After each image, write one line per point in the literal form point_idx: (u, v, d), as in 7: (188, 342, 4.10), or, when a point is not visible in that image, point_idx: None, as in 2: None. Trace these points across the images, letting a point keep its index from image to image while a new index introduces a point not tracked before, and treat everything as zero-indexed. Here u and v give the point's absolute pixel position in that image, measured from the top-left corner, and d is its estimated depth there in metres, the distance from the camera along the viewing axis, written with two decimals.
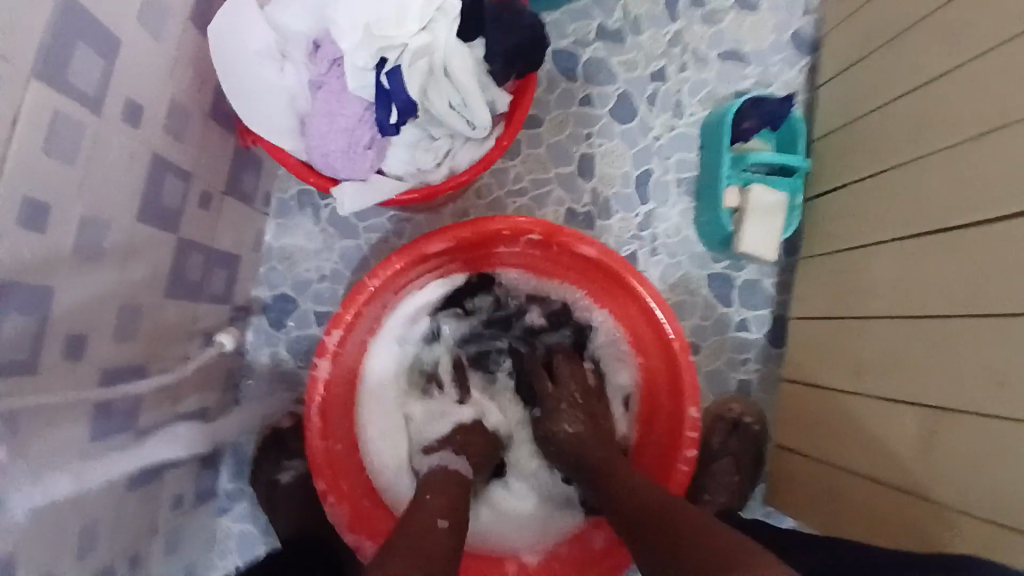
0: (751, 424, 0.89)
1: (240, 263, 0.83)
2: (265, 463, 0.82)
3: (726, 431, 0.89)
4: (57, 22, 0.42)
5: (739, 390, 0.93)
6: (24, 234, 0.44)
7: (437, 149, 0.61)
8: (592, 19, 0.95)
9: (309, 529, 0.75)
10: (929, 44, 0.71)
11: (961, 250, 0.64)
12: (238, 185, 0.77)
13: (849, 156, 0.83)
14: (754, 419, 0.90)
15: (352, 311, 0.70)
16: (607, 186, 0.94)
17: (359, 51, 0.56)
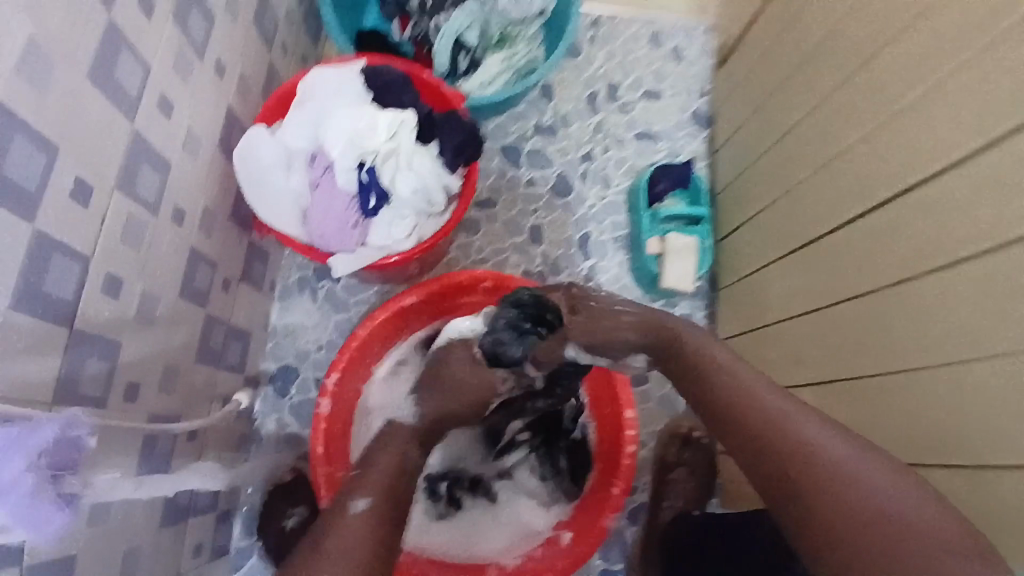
0: (700, 437, 1.04)
1: (251, 339, 0.98)
2: (274, 512, 0.94)
3: (679, 446, 1.04)
4: (130, 151, 0.62)
5: (689, 410, 1.08)
6: (103, 300, 0.60)
7: (408, 224, 0.79)
8: (529, 119, 1.18)
9: None
10: (783, 108, 0.94)
11: (821, 256, 0.82)
12: (250, 272, 0.94)
13: (744, 201, 1.04)
14: (702, 432, 1.05)
15: (347, 356, 0.84)
16: (555, 248, 1.14)
17: (344, 156, 0.76)
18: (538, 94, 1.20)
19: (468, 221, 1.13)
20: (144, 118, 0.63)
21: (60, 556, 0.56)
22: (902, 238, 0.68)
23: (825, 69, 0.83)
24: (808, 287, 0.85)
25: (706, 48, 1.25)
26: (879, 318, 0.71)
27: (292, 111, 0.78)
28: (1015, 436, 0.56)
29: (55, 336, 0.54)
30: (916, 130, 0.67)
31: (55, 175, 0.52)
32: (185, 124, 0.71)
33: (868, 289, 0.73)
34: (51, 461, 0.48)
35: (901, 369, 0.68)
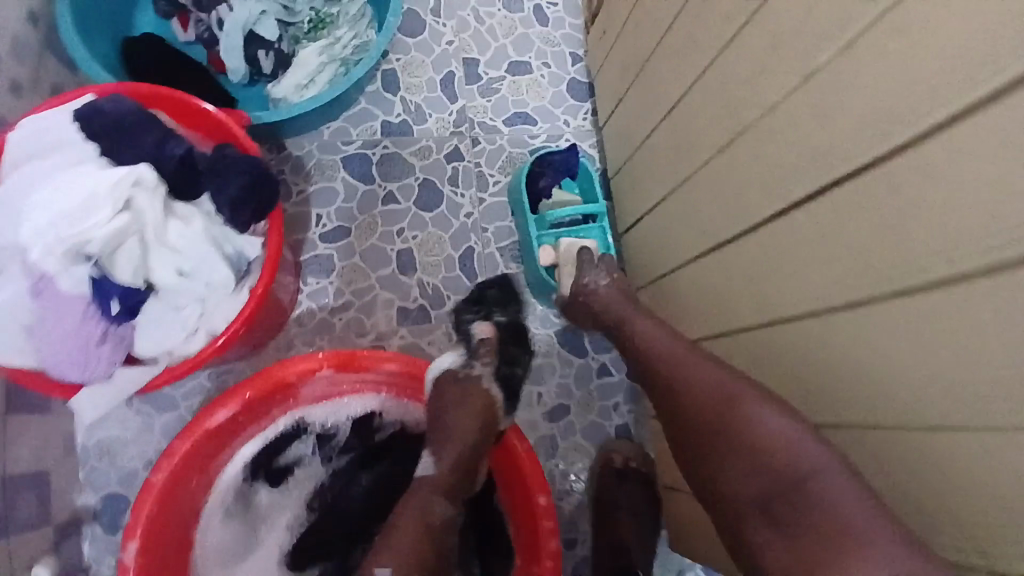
0: (637, 469, 0.89)
1: (52, 475, 0.74)
2: None
3: (616, 485, 0.88)
4: None
5: (619, 436, 0.93)
6: None
7: (186, 319, 0.59)
8: (373, 119, 0.96)
9: None
10: (664, 75, 0.74)
11: (732, 266, 0.65)
12: (22, 397, 0.69)
13: (638, 189, 0.86)
14: (639, 462, 0.90)
15: (146, 513, 0.61)
16: (432, 275, 0.93)
17: (50, 255, 0.51)
18: (378, 86, 0.97)
19: (316, 262, 0.90)
20: None
21: None
22: (819, 258, 0.51)
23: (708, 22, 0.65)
24: (717, 300, 0.68)
25: (574, 2, 1.05)
26: (813, 360, 0.54)
27: None
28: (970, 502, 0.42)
29: None
30: (829, 109, 0.48)
31: None
32: None
33: (793, 317, 0.56)
34: None
35: (846, 424, 0.52)
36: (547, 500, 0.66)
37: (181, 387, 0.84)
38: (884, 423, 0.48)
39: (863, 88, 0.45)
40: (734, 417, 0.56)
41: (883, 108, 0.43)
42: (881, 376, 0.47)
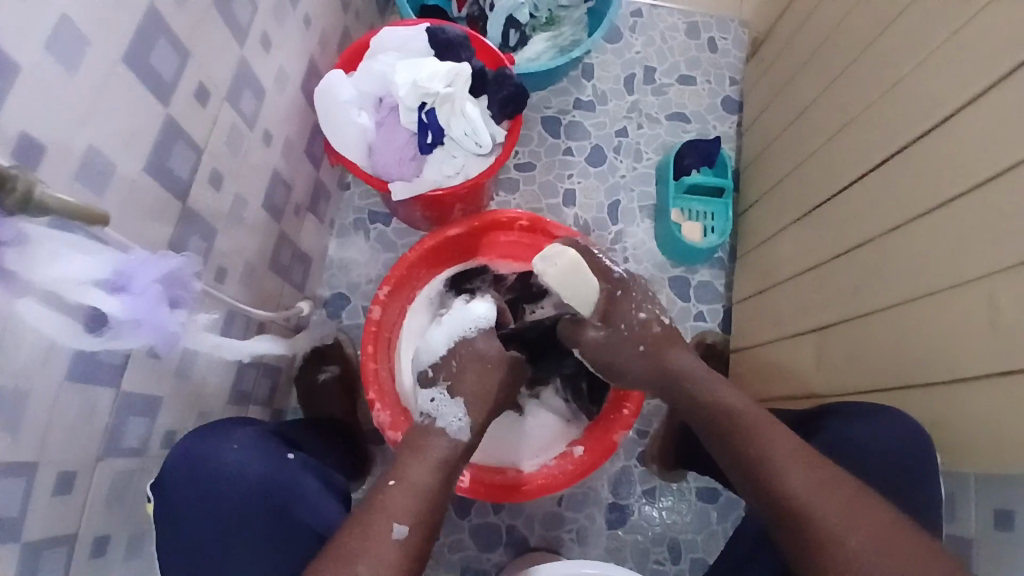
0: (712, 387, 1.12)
1: (312, 264, 1.09)
2: (309, 366, 1.07)
3: None
4: (238, 74, 0.74)
5: None
6: (209, 188, 0.71)
7: (456, 163, 0.91)
8: (570, 95, 1.29)
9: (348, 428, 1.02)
10: (807, 86, 1.02)
11: (824, 216, 0.90)
12: (315, 206, 1.06)
13: (764, 174, 1.12)
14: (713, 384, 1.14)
15: (398, 272, 0.94)
16: (586, 211, 1.23)
17: (408, 96, 0.87)
18: (579, 72, 1.30)
19: (508, 181, 1.24)
20: (249, 45, 0.75)
21: (148, 395, 0.67)
22: (880, 199, 0.77)
23: (844, 51, 0.92)
24: (807, 245, 0.93)
25: (741, 39, 1.35)
26: (862, 270, 0.78)
27: (366, 62, 0.91)
28: (967, 339, 0.62)
29: (172, 206, 0.65)
30: (908, 103, 0.75)
31: (183, 74, 0.64)
32: (278, 61, 0.83)
33: (855, 242, 0.80)
34: (169, 287, 0.64)
35: (882, 308, 0.74)
36: None
37: (400, 239, 1.19)
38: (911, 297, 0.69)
39: (932, 88, 0.71)
40: (736, 446, 0.70)
41: (947, 96, 0.68)
42: (902, 269, 0.71)
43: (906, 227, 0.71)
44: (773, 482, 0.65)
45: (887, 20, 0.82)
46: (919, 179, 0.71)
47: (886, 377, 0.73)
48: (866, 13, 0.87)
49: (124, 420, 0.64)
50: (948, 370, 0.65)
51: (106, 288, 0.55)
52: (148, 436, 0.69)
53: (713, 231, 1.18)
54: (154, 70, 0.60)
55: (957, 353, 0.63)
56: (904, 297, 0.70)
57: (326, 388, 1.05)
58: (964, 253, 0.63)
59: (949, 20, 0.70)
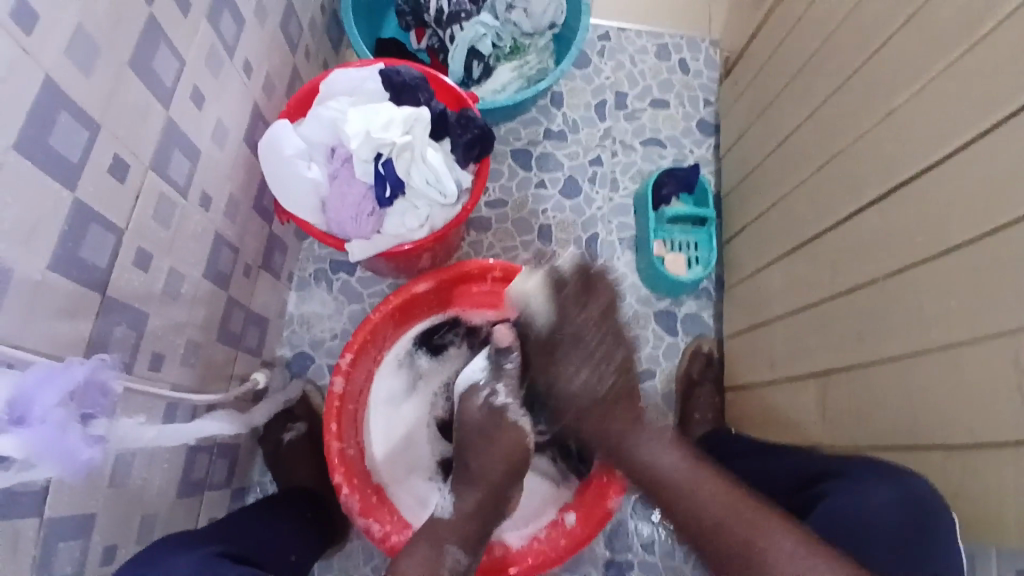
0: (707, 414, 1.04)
1: (269, 325, 1.01)
2: (273, 424, 0.98)
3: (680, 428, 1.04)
4: (165, 138, 0.66)
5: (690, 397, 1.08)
6: (134, 271, 0.64)
7: (420, 214, 0.84)
8: (539, 125, 1.22)
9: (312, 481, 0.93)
10: (787, 112, 0.98)
11: (818, 251, 0.85)
12: (270, 262, 0.98)
13: (747, 201, 1.08)
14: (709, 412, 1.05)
15: (360, 339, 0.87)
16: (562, 247, 1.17)
17: (361, 148, 0.80)
18: (548, 101, 1.24)
19: (479, 220, 1.17)
20: (179, 106, 0.68)
21: (79, 512, 0.59)
22: (885, 238, 0.73)
23: (826, 79, 0.88)
24: (802, 284, 0.88)
25: (713, 59, 1.30)
26: (870, 309, 0.74)
27: (315, 111, 0.84)
28: (996, 392, 0.58)
29: (90, 299, 0.58)
30: (908, 134, 0.71)
31: (96, 151, 0.56)
32: (215, 116, 0.75)
33: (863, 283, 0.76)
34: (79, 400, 0.56)
35: (902, 355, 0.69)
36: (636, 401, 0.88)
37: (366, 289, 1.10)
38: (933, 344, 0.65)
39: (938, 125, 0.67)
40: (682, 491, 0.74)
41: (961, 126, 0.64)
42: (918, 316, 0.67)
43: (912, 272, 0.69)
44: (726, 535, 0.66)
45: (877, 42, 0.78)
46: (939, 217, 0.66)
47: (894, 434, 0.70)
48: (849, 40, 0.83)
49: (54, 546, 0.56)
50: (967, 433, 0.61)
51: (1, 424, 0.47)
52: (83, 558, 0.60)
53: (697, 262, 1.12)
54: (58, 153, 0.52)
55: (974, 406, 0.60)
56: (917, 347, 0.67)
57: (294, 449, 0.96)
58: (979, 313, 0.60)
59: (959, 39, 0.65)
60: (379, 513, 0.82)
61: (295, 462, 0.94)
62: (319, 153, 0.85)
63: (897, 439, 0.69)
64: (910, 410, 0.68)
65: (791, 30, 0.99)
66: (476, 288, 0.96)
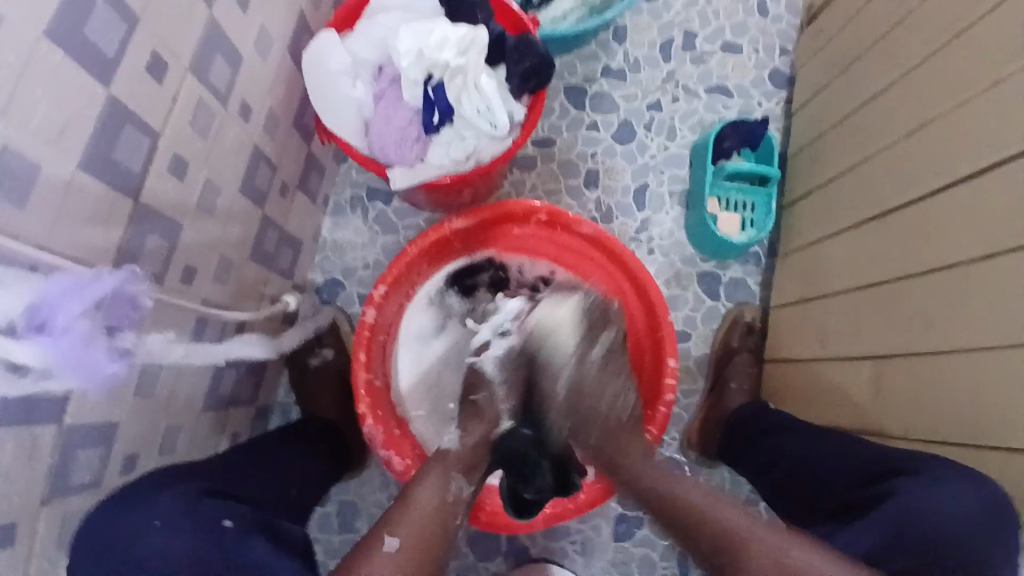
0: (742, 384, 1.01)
1: (302, 248, 0.98)
2: (301, 348, 0.98)
3: (716, 395, 1.01)
4: (207, 39, 0.61)
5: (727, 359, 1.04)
6: (167, 181, 0.61)
7: (466, 145, 0.79)
8: (598, 60, 1.14)
9: (330, 413, 0.92)
10: (876, 69, 0.88)
11: (896, 225, 0.78)
12: (307, 182, 0.94)
13: (817, 165, 1.00)
14: (748, 383, 1.01)
15: (395, 272, 0.85)
16: (609, 195, 1.11)
17: (412, 67, 0.75)
18: (610, 35, 1.14)
19: (524, 158, 1.11)
20: (222, 5, 0.62)
21: (102, 422, 0.59)
22: (978, 218, 0.66)
23: (928, 33, 0.78)
24: (870, 259, 0.82)
25: (798, 3, 1.18)
26: (954, 297, 0.67)
27: (364, 22, 0.78)
28: None
29: (121, 206, 0.55)
30: (1016, 104, 0.63)
31: (132, 46, 0.52)
32: (260, 21, 0.70)
33: (947, 266, 0.69)
34: (107, 311, 0.54)
35: (974, 349, 0.64)
36: (675, 363, 0.84)
37: (402, 220, 1.07)
38: (1016, 341, 0.59)
39: None
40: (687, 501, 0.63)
41: None
42: (1003, 309, 0.61)
43: (1002, 258, 0.62)
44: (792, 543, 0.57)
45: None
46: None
47: (951, 430, 0.66)
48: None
49: (75, 453, 0.56)
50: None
51: (19, 331, 0.45)
52: (104, 466, 0.61)
53: (751, 224, 1.05)
54: (93, 47, 0.48)
55: None
56: (998, 343, 0.61)
57: (320, 374, 0.97)
58: None
59: None
60: (400, 448, 0.84)
61: (319, 390, 0.95)
62: (364, 70, 0.79)
63: (958, 437, 0.65)
64: (981, 411, 0.62)
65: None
66: (519, 227, 0.91)
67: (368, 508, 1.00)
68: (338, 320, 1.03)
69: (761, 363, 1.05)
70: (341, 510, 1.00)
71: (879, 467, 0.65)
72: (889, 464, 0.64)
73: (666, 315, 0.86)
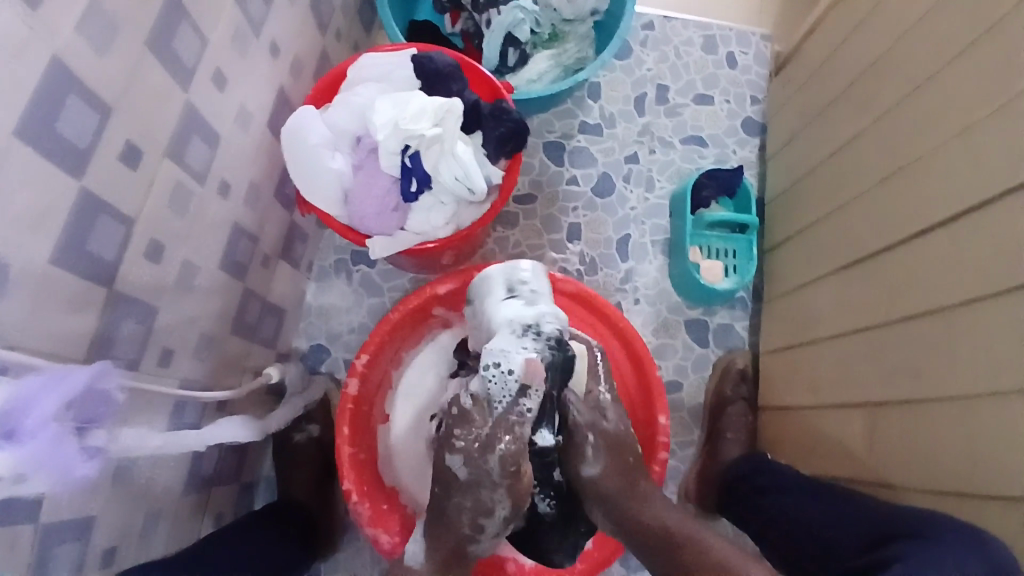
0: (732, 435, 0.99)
1: (287, 315, 0.98)
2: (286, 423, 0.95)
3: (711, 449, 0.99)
4: (183, 122, 0.62)
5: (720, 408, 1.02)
6: (145, 264, 0.60)
7: (447, 211, 0.80)
8: (574, 117, 1.16)
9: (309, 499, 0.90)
10: (843, 119, 0.91)
11: (875, 270, 0.79)
12: (290, 251, 0.94)
13: (795, 211, 1.02)
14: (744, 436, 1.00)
15: (378, 338, 0.85)
16: (592, 248, 1.11)
17: (389, 139, 0.75)
18: (585, 92, 1.17)
19: (507, 215, 1.11)
20: (200, 89, 0.64)
21: (76, 517, 0.56)
22: (962, 261, 0.66)
23: (896, 83, 0.81)
24: (853, 306, 0.83)
25: (763, 54, 1.22)
26: (941, 343, 0.67)
27: (341, 98, 0.79)
28: None
29: (95, 294, 0.55)
30: (989, 151, 0.65)
31: (107, 136, 0.53)
32: (239, 99, 0.71)
33: (931, 311, 0.69)
34: (78, 409, 0.52)
35: (966, 399, 0.63)
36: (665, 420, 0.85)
37: (387, 282, 1.06)
38: (1008, 387, 0.59)
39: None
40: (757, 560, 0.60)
41: None
42: (987, 354, 0.62)
43: (985, 305, 0.63)
44: None
45: (944, 60, 0.73)
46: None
47: (945, 480, 0.65)
48: (917, 52, 0.77)
49: (49, 553, 0.54)
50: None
51: None
52: (80, 564, 0.58)
53: (734, 271, 1.06)
54: (65, 141, 0.48)
55: None
56: (982, 391, 0.62)
57: (300, 453, 0.93)
58: None
59: None
60: (388, 523, 0.82)
61: (299, 468, 0.92)
62: (343, 142, 0.80)
63: (954, 490, 0.64)
64: (976, 462, 0.61)
65: (846, 38, 0.93)
66: None
67: None
68: (331, 393, 1.01)
69: (755, 413, 1.03)
70: None
71: (890, 532, 0.64)
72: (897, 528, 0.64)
73: (654, 371, 0.87)
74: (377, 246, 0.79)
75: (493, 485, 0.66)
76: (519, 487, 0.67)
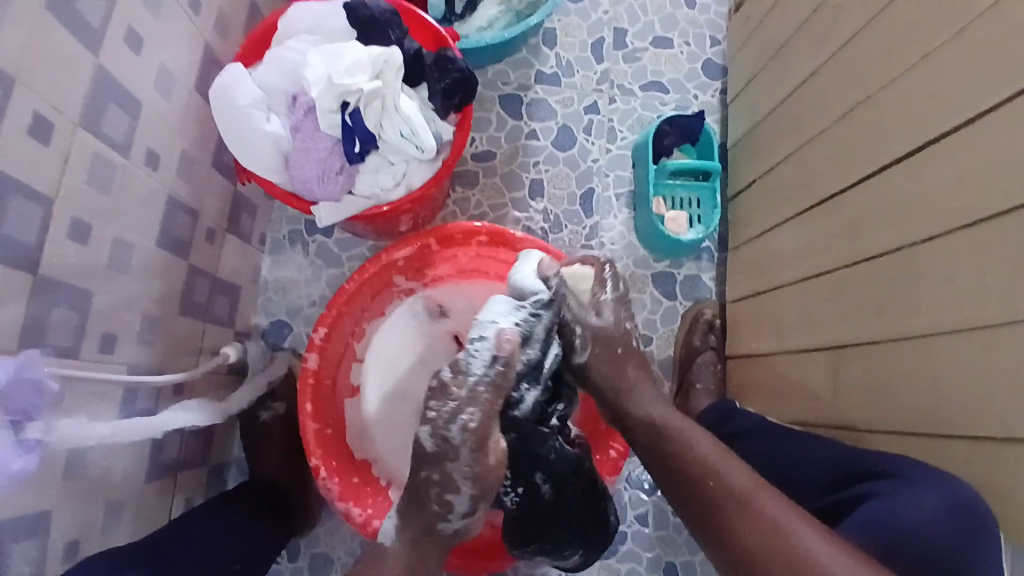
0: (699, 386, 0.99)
1: (241, 291, 0.94)
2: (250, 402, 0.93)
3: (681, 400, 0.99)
4: (95, 88, 0.57)
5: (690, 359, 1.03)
6: (70, 246, 0.56)
7: (396, 172, 0.76)
8: (530, 67, 1.12)
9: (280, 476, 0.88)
10: (802, 56, 0.89)
11: (836, 210, 0.78)
12: (237, 224, 0.89)
13: (755, 153, 1.00)
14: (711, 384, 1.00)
15: (334, 310, 0.82)
16: (555, 205, 1.09)
17: (323, 96, 0.70)
18: (539, 40, 1.12)
19: (466, 174, 1.08)
20: (111, 51, 0.58)
21: (25, 516, 0.54)
22: (922, 195, 0.65)
23: (853, 14, 0.78)
24: (815, 248, 0.82)
25: None
26: (904, 279, 0.67)
27: (271, 55, 0.74)
28: None
29: (15, 281, 0.50)
30: (950, 79, 0.63)
31: (7, 107, 0.48)
32: (159, 61, 0.66)
33: (893, 248, 0.69)
34: (5, 402, 0.48)
35: (930, 334, 0.63)
36: None
37: (345, 251, 1.03)
38: (976, 320, 0.58)
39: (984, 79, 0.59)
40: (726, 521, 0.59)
41: (1009, 79, 0.57)
42: (950, 287, 0.61)
43: (946, 240, 0.62)
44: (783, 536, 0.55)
45: None
46: (988, 180, 0.58)
47: (909, 417, 0.66)
48: None
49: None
50: (999, 423, 0.57)
51: None
52: (36, 563, 0.56)
53: (699, 220, 1.05)
54: None
55: (1005, 392, 0.56)
56: (945, 326, 0.62)
57: (268, 431, 0.91)
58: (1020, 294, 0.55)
59: None
60: (360, 497, 0.80)
61: (268, 445, 0.90)
62: (278, 102, 0.75)
63: (917, 427, 0.65)
64: (939, 395, 0.62)
65: None
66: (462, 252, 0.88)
67: (340, 555, 0.96)
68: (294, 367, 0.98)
69: (724, 361, 1.03)
70: (312, 563, 0.95)
71: (857, 469, 0.66)
72: (863, 465, 0.66)
73: None
74: (322, 211, 0.75)
75: (456, 453, 0.63)
76: (486, 415, 0.65)
